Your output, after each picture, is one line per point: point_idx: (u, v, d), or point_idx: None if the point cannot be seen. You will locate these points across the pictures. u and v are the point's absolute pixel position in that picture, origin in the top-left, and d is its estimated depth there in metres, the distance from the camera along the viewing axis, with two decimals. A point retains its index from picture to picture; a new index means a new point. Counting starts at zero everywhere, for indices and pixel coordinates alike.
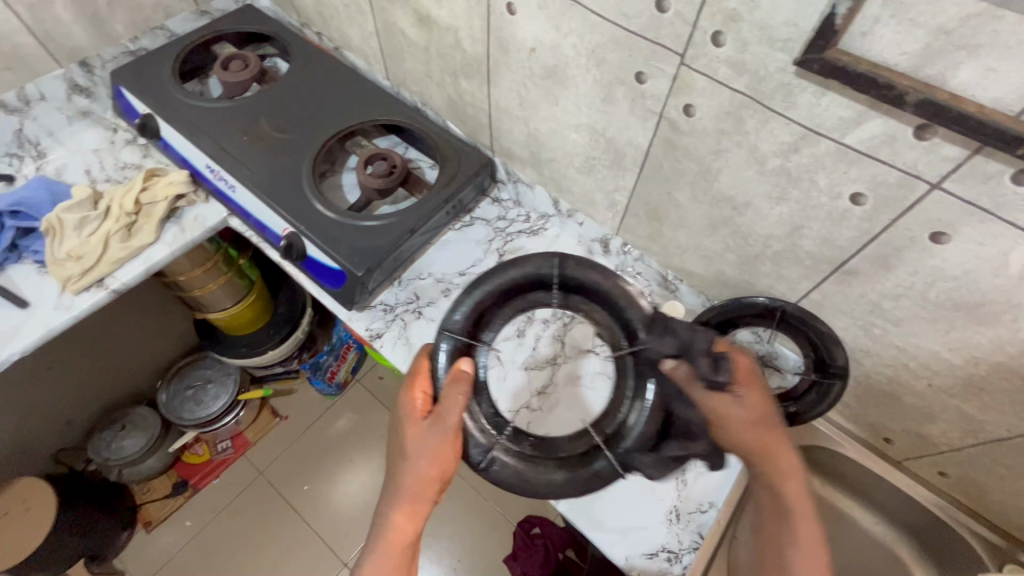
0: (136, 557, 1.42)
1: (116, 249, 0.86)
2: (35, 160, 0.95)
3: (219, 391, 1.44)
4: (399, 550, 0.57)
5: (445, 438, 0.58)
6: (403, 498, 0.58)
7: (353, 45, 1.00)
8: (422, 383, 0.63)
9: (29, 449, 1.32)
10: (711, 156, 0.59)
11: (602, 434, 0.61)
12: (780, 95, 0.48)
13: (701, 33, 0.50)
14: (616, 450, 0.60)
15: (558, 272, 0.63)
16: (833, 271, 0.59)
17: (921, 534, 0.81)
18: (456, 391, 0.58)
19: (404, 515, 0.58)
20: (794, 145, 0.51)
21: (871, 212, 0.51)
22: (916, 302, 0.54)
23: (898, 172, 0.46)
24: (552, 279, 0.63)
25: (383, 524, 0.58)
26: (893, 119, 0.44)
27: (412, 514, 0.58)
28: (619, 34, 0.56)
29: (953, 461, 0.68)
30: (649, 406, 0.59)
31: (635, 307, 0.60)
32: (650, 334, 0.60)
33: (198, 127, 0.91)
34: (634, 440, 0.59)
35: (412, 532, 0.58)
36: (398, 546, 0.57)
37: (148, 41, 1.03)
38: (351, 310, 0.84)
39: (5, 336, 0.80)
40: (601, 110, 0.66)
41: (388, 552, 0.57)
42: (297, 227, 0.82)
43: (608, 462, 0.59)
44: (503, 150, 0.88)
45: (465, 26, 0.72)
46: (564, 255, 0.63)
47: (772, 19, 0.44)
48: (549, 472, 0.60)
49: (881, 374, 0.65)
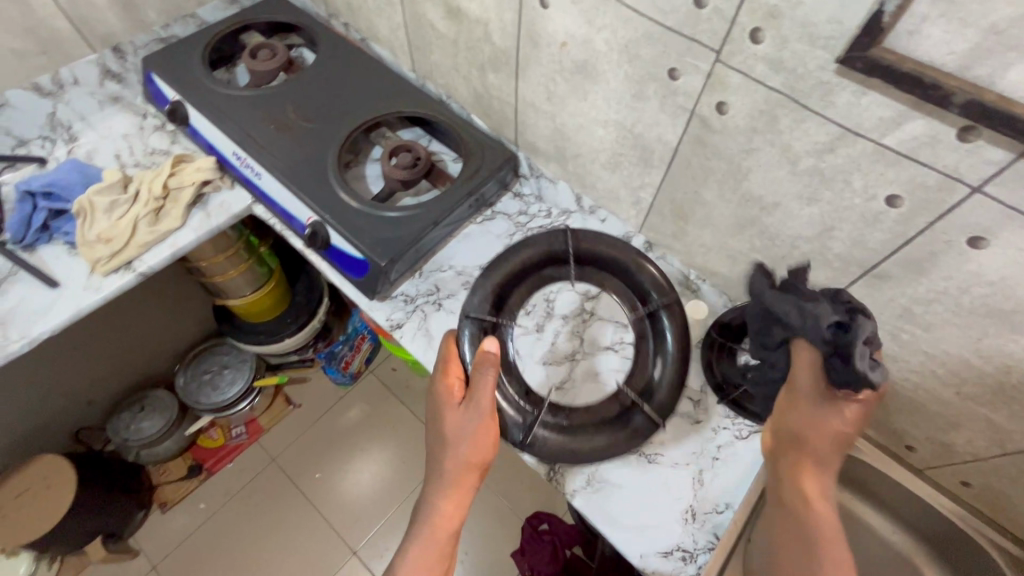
0: (150, 536, 1.44)
1: (144, 232, 0.87)
2: (67, 144, 0.97)
3: (235, 377, 1.46)
4: (445, 532, 0.62)
5: (480, 423, 0.62)
6: (448, 485, 0.63)
7: (379, 36, 1.01)
8: (456, 369, 0.68)
9: (51, 427, 1.34)
10: (742, 155, 0.59)
11: (633, 393, 0.74)
12: (818, 94, 0.48)
13: (739, 29, 0.49)
14: (649, 403, 0.72)
15: (569, 246, 0.78)
16: (863, 274, 0.58)
17: (939, 545, 0.80)
18: (487, 374, 0.63)
19: (449, 498, 0.62)
20: (830, 145, 0.50)
21: (907, 215, 0.50)
22: (949, 307, 0.54)
23: (938, 174, 0.46)
24: (567, 253, 0.79)
25: (431, 511, 0.63)
26: (936, 120, 0.43)
27: (457, 498, 0.62)
28: (654, 29, 0.56)
29: (977, 471, 0.67)
30: (670, 356, 0.73)
31: (644, 273, 0.76)
32: (659, 296, 0.75)
33: (227, 115, 0.92)
34: (664, 391, 0.72)
35: (457, 513, 0.63)
36: (445, 526, 0.62)
37: (178, 29, 1.05)
38: (372, 300, 0.85)
39: (36, 314, 0.81)
40: (631, 106, 0.65)
41: (436, 534, 0.62)
42: (322, 215, 0.83)
43: (643, 415, 0.72)
44: (527, 145, 0.88)
45: (496, 18, 0.72)
46: (573, 230, 0.79)
47: (816, 16, 0.44)
48: (591, 436, 0.71)
49: (907, 380, 0.64)
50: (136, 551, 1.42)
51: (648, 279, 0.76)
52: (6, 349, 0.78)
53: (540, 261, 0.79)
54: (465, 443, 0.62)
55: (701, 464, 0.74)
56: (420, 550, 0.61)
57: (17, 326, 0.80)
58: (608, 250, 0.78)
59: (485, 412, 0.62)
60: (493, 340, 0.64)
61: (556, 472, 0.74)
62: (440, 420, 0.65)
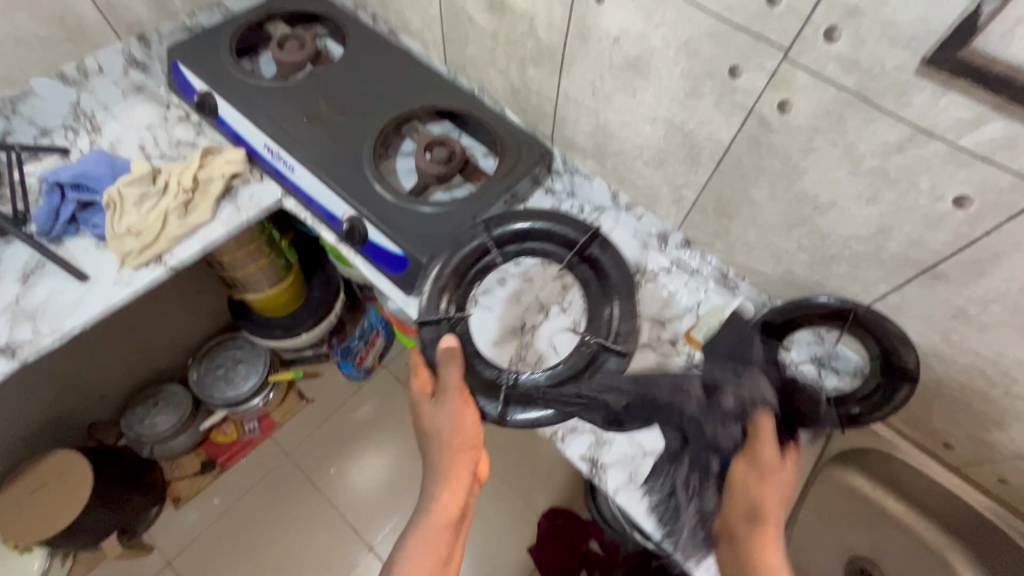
0: (164, 532, 1.43)
1: (175, 225, 0.86)
2: (90, 134, 0.94)
3: (250, 371, 1.44)
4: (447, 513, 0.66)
5: (462, 413, 0.66)
6: (446, 472, 0.66)
7: (410, 28, 0.99)
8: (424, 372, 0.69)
9: (63, 422, 1.32)
10: (800, 155, 0.59)
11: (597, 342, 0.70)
12: (894, 94, 0.48)
13: (812, 28, 0.49)
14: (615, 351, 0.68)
15: (490, 231, 0.75)
16: (918, 274, 0.59)
17: (970, 539, 0.81)
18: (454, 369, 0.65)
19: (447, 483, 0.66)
20: (899, 146, 0.51)
21: (974, 216, 0.50)
22: (1008, 308, 0.54)
23: (1012, 176, 0.46)
24: (487, 238, 0.74)
25: (433, 496, 0.66)
26: (1017, 122, 0.43)
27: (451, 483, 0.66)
28: (718, 26, 0.56)
29: (1017, 468, 0.68)
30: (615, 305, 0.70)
31: (562, 227, 0.74)
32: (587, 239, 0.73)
33: (258, 106, 0.91)
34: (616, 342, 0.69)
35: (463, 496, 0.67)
36: (448, 506, 0.66)
37: (203, 18, 1.03)
38: (410, 295, 0.84)
39: (66, 309, 0.80)
40: (684, 104, 0.65)
41: (439, 519, 0.65)
42: (360, 210, 0.82)
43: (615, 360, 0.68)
44: (564, 140, 0.88)
45: (543, 13, 0.72)
46: (486, 219, 0.76)
47: (899, 17, 0.44)
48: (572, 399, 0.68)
49: (953, 379, 0.65)
50: (150, 547, 1.41)
51: (570, 230, 0.74)
52: (38, 344, 0.77)
53: (472, 256, 0.74)
54: (446, 434, 0.66)
55: None
56: (423, 539, 0.64)
57: (47, 321, 0.79)
58: (525, 223, 0.75)
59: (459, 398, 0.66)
60: (452, 336, 0.67)
61: (598, 469, 0.74)
62: (417, 418, 0.69)
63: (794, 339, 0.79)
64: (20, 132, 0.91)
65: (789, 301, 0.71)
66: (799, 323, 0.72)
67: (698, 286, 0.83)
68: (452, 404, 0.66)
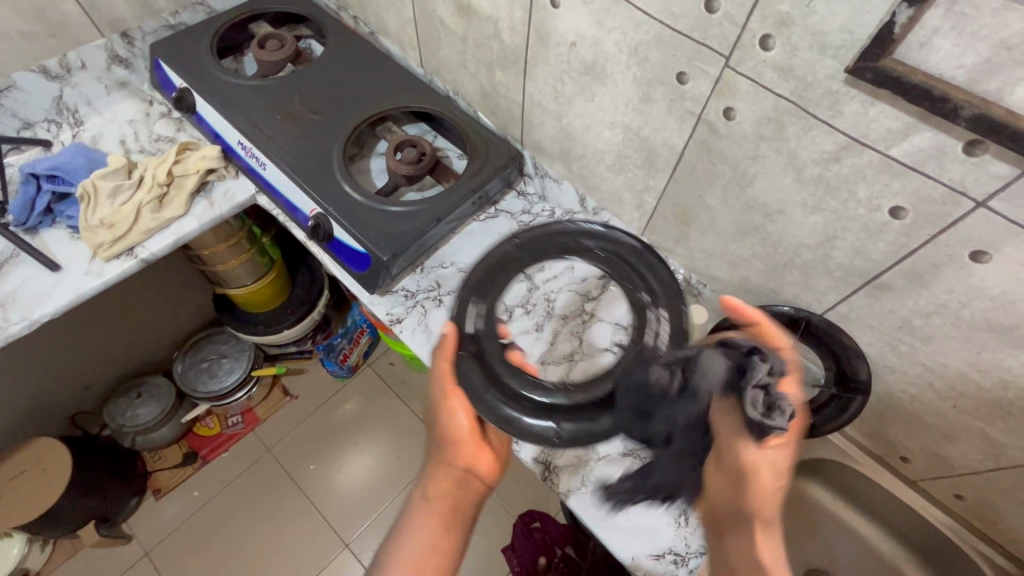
0: (143, 523, 1.44)
1: (148, 219, 0.87)
2: (72, 128, 0.98)
3: (233, 366, 1.46)
4: (434, 525, 0.61)
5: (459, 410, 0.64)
6: (441, 474, 0.64)
7: (388, 30, 1.01)
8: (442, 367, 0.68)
9: (47, 409, 1.35)
10: (747, 161, 0.59)
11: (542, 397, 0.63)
12: (827, 103, 0.49)
13: (749, 35, 0.50)
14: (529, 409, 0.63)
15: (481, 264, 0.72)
16: (863, 284, 0.59)
17: (928, 555, 0.80)
18: (444, 357, 0.65)
19: (435, 492, 0.63)
20: (835, 155, 0.51)
21: (911, 226, 0.50)
22: (949, 320, 0.54)
23: (942, 187, 0.46)
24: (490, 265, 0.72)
25: (423, 498, 0.63)
26: (943, 133, 0.44)
27: (440, 487, 0.64)
28: (665, 33, 0.56)
29: (972, 485, 0.67)
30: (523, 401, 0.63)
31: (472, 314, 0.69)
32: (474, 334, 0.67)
33: (235, 104, 0.92)
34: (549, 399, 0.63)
35: (454, 504, 0.63)
36: (438, 519, 0.61)
37: (187, 17, 1.05)
38: (373, 293, 0.84)
39: (37, 298, 0.81)
40: (638, 109, 0.65)
41: (425, 525, 0.61)
42: (325, 208, 0.83)
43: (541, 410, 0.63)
44: (533, 144, 0.88)
45: (506, 16, 0.73)
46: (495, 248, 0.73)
47: (826, 26, 0.44)
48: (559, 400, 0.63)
49: (903, 392, 0.64)
50: (129, 536, 1.42)
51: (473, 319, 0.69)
52: (6, 331, 0.79)
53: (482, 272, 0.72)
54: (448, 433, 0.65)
55: None
56: (407, 548, 0.59)
57: (18, 309, 0.80)
58: (525, 238, 0.73)
59: (451, 392, 0.64)
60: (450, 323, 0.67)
61: (551, 472, 0.73)
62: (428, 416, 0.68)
63: None
64: (4, 124, 0.94)
65: None
66: None
67: None
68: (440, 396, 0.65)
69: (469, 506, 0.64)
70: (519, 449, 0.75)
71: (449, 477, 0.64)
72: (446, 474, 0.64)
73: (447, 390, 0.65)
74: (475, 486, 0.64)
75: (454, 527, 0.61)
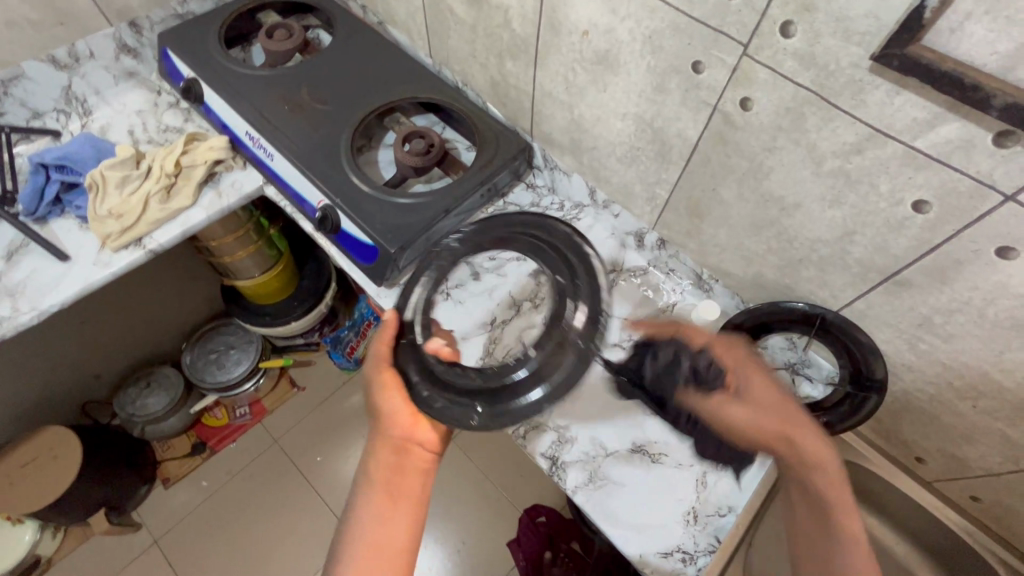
0: (152, 511, 1.45)
1: (156, 209, 0.87)
2: (81, 117, 0.97)
3: (241, 357, 1.46)
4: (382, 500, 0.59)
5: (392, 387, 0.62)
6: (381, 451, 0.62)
7: (397, 19, 0.99)
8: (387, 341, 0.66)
9: (58, 399, 1.36)
10: (764, 153, 0.57)
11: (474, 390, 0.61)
12: (850, 92, 0.47)
13: (770, 22, 0.48)
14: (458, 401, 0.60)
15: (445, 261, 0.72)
16: (882, 281, 0.57)
17: (942, 555, 0.78)
18: (381, 341, 0.65)
19: (377, 468, 0.61)
20: (857, 147, 0.49)
21: (934, 221, 0.49)
22: (972, 319, 0.52)
23: (970, 180, 0.45)
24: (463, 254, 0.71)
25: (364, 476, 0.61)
26: (972, 123, 0.42)
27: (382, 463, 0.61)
28: (681, 20, 0.55)
29: (989, 486, 0.65)
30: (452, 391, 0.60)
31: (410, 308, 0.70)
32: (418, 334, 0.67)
33: (242, 94, 0.91)
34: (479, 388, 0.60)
35: (399, 479, 0.61)
36: (384, 496, 0.59)
37: (195, 6, 1.04)
38: (380, 286, 0.84)
39: (47, 288, 0.82)
40: (652, 99, 0.64)
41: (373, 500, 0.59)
42: (333, 200, 0.82)
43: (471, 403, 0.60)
44: (543, 136, 0.87)
45: (517, 5, 0.71)
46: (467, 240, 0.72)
47: (852, 11, 0.43)
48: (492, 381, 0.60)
49: (921, 392, 0.62)
50: (139, 524, 1.43)
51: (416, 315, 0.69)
52: (15, 320, 0.79)
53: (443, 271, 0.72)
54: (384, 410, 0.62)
55: (705, 467, 0.71)
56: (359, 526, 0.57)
57: (27, 298, 0.81)
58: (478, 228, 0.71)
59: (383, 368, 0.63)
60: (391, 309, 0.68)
61: (558, 467, 0.72)
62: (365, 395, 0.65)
63: (765, 344, 0.75)
64: (13, 114, 0.94)
65: (758, 305, 0.69)
66: (768, 327, 0.70)
67: (674, 286, 0.82)
68: (376, 378, 0.63)
69: (413, 479, 0.61)
70: (524, 443, 0.74)
71: (391, 452, 0.62)
72: (387, 451, 0.62)
73: (383, 369, 0.63)
74: (417, 457, 0.62)
75: (404, 499, 0.60)
